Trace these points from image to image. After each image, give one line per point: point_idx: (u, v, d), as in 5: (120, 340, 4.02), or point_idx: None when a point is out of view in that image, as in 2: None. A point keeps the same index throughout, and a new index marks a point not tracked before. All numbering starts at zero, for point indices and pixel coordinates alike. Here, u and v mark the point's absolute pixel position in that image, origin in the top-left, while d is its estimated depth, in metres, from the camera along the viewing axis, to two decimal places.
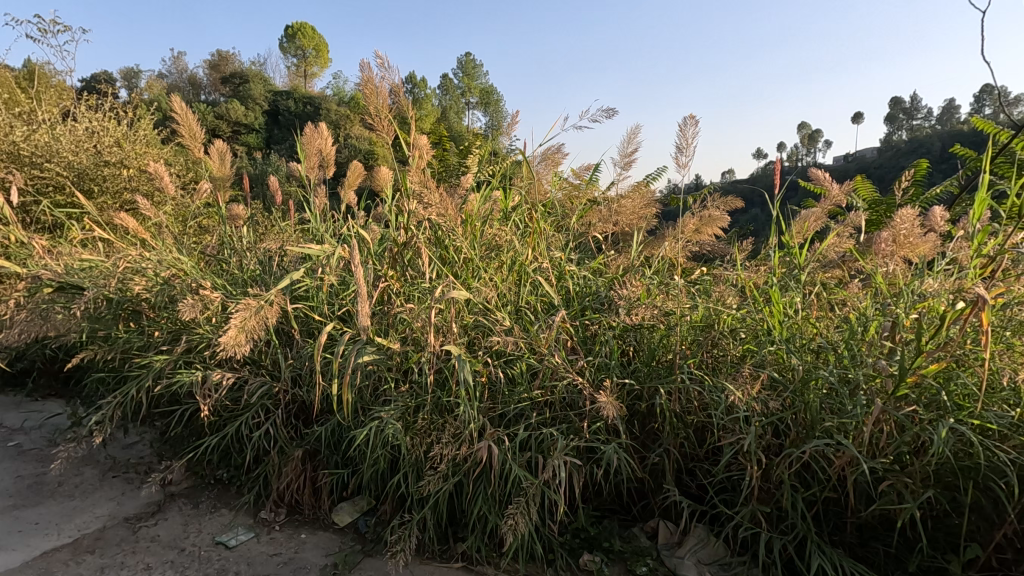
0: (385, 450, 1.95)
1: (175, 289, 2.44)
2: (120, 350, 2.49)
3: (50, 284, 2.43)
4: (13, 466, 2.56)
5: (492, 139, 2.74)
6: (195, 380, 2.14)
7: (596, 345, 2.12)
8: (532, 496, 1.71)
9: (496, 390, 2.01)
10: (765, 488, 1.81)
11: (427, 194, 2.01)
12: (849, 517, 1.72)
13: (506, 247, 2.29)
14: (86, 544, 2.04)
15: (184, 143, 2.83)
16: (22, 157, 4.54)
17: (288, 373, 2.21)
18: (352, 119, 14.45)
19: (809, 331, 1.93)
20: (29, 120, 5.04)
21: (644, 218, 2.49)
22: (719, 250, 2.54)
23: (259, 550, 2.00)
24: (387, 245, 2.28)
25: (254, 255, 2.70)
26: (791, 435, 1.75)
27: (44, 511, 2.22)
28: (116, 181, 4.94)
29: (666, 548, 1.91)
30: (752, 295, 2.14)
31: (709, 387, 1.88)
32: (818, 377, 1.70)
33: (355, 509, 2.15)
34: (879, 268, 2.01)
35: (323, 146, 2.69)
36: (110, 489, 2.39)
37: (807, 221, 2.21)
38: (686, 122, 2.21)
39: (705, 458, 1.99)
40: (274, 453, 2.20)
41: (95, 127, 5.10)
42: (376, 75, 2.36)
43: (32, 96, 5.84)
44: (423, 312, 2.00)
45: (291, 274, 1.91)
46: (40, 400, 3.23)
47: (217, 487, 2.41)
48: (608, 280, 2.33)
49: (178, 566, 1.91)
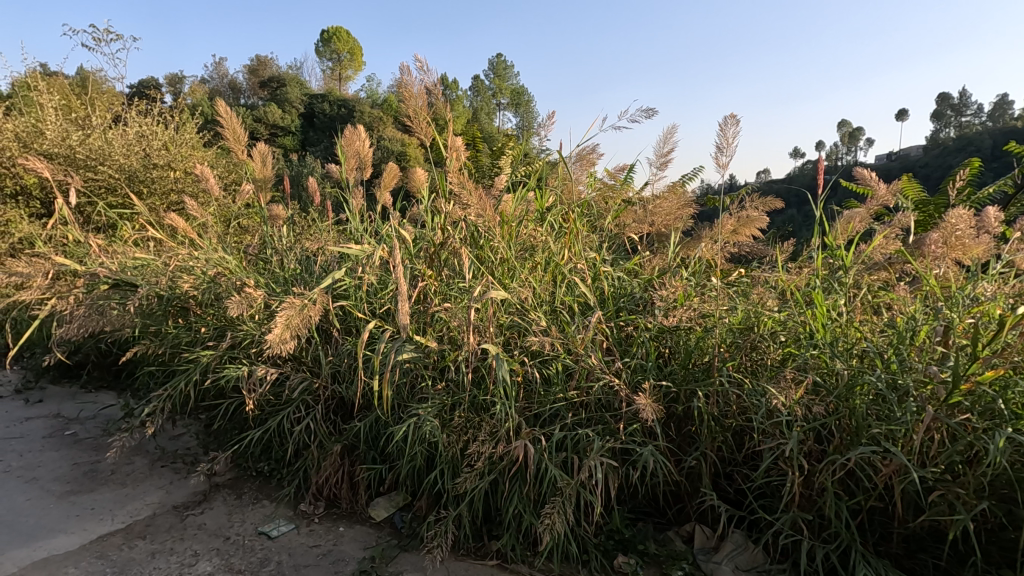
0: (423, 447, 1.98)
1: (221, 287, 2.54)
2: (169, 345, 2.60)
3: (106, 281, 2.55)
4: (70, 453, 2.70)
5: (524, 139, 2.74)
6: (241, 375, 2.22)
7: (631, 346, 2.11)
8: (568, 496, 1.71)
9: (532, 390, 2.02)
10: (807, 495, 1.77)
11: (465, 194, 2.04)
12: (896, 528, 1.67)
13: (541, 248, 2.33)
14: (138, 530, 2.14)
15: (228, 146, 2.93)
16: (78, 161, 4.79)
17: (329, 370, 2.28)
18: (385, 121, 14.71)
19: (853, 335, 1.88)
20: (84, 125, 5.30)
21: (680, 219, 2.47)
22: (759, 251, 2.48)
23: (300, 542, 2.06)
24: (424, 245, 2.32)
25: (294, 255, 2.79)
26: (834, 441, 1.71)
27: (99, 498, 2.34)
28: (164, 182, 5.16)
29: (702, 553, 1.88)
30: (793, 298, 2.10)
31: (748, 391, 1.85)
32: (865, 383, 1.66)
33: (391, 504, 2.18)
34: (929, 270, 1.95)
35: (361, 147, 2.75)
36: (159, 477, 2.50)
37: (851, 221, 2.16)
38: (726, 122, 2.16)
39: (743, 463, 1.96)
40: (314, 447, 2.26)
41: (144, 130, 5.33)
42: (415, 78, 2.41)
43: (87, 102, 6.14)
44: (460, 311, 2.04)
45: (333, 274, 1.96)
46: (93, 392, 3.39)
47: (259, 479, 2.48)
48: (645, 281, 2.30)
49: (223, 554, 1.98)
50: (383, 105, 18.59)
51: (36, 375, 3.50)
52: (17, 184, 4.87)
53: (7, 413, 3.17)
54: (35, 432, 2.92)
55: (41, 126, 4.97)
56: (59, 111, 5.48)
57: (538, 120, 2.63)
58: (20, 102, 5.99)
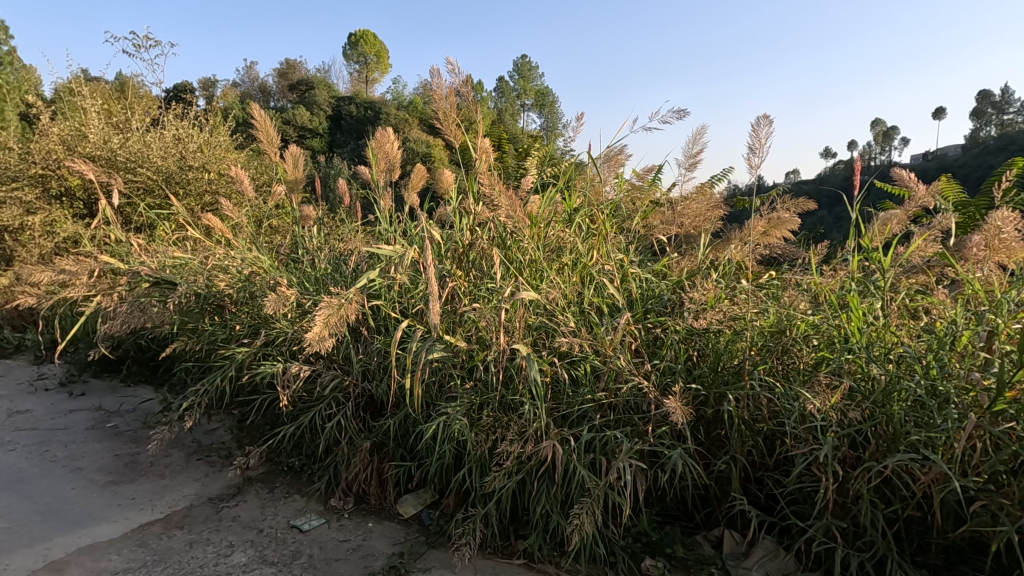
0: (451, 445, 2.01)
1: (256, 286, 2.61)
2: (207, 341, 2.69)
3: (147, 279, 2.65)
4: (112, 445, 2.80)
5: (552, 140, 2.76)
6: (276, 371, 2.28)
7: (661, 348, 2.10)
8: (597, 497, 1.72)
9: (560, 390, 2.03)
10: (842, 502, 1.74)
11: (495, 195, 2.05)
12: (935, 538, 1.63)
13: (568, 249, 2.34)
14: (176, 520, 2.21)
15: (262, 149, 3.01)
16: (119, 163, 4.97)
17: (359, 368, 2.33)
18: (412, 122, 14.89)
19: (890, 340, 1.84)
20: (123, 128, 5.48)
21: (709, 220, 2.43)
22: (791, 253, 2.44)
23: (330, 536, 2.10)
24: (453, 245, 2.35)
25: (325, 256, 2.84)
26: (870, 448, 1.68)
27: (139, 488, 2.42)
28: (199, 184, 5.31)
29: (732, 559, 1.86)
30: (827, 301, 2.06)
31: (781, 394, 1.83)
32: (902, 389, 1.63)
33: (419, 501, 2.22)
34: (971, 274, 1.90)
35: (390, 149, 2.78)
36: (195, 470, 2.58)
37: (888, 223, 2.11)
38: (759, 122, 2.13)
39: (775, 468, 1.93)
40: (345, 443, 2.30)
41: (181, 133, 5.49)
42: (445, 80, 2.44)
43: (127, 106, 6.37)
44: (490, 311, 2.06)
45: (368, 274, 2.01)
46: (132, 386, 3.52)
47: (290, 474, 2.53)
48: (673, 283, 2.25)
49: (257, 546, 2.04)
50: (409, 107, 18.83)
51: (79, 369, 3.64)
52: (62, 185, 5.08)
53: (52, 405, 3.30)
54: (79, 424, 3.03)
55: (83, 129, 5.16)
56: (102, 114, 5.70)
57: (567, 121, 2.63)
58: (64, 106, 6.22)
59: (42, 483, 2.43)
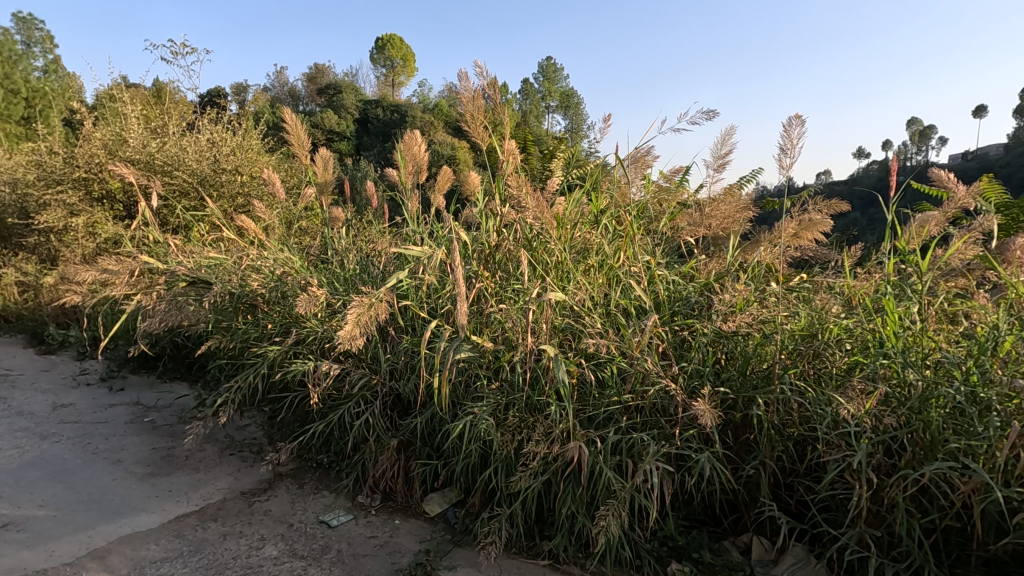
0: (478, 444, 2.03)
1: (288, 286, 2.67)
2: (239, 339, 2.75)
3: (184, 279, 2.78)
4: (149, 439, 2.90)
5: (578, 142, 2.76)
6: (307, 369, 2.33)
7: (688, 351, 2.08)
8: (623, 499, 1.71)
9: (586, 391, 2.03)
10: (876, 510, 1.70)
11: (523, 197, 2.06)
12: (976, 550, 1.59)
13: (595, 250, 2.33)
14: (210, 512, 2.27)
15: (293, 151, 3.07)
16: (156, 166, 5.13)
17: (387, 367, 2.36)
18: (437, 125, 15.04)
19: (927, 345, 1.80)
20: (160, 133, 5.65)
21: (738, 222, 2.39)
22: (822, 256, 2.38)
23: (358, 532, 2.14)
24: (480, 247, 2.37)
25: (354, 256, 2.88)
26: (906, 455, 1.64)
27: (175, 481, 2.50)
28: (232, 187, 5.46)
29: (761, 566, 1.83)
30: (862, 305, 2.02)
31: (812, 400, 1.80)
32: (941, 395, 1.60)
33: (445, 500, 2.24)
34: (1014, 278, 1.84)
35: (418, 152, 2.78)
36: (228, 465, 2.66)
37: (926, 225, 2.05)
38: (791, 122, 2.09)
39: (805, 474, 1.90)
40: (372, 441, 2.34)
41: (215, 137, 5.64)
42: (474, 83, 2.47)
43: (164, 111, 6.58)
44: (516, 312, 2.07)
45: (398, 274, 2.04)
46: (168, 382, 3.63)
47: (319, 470, 2.58)
48: (701, 285, 2.22)
49: (287, 540, 2.09)
50: (434, 110, 19.01)
51: (118, 364, 3.78)
52: (104, 188, 5.28)
53: (94, 399, 3.44)
54: (118, 418, 3.15)
55: (124, 134, 5.34)
56: (141, 119, 5.89)
57: (592, 123, 2.61)
58: (105, 112, 6.45)
59: (84, 474, 2.53)
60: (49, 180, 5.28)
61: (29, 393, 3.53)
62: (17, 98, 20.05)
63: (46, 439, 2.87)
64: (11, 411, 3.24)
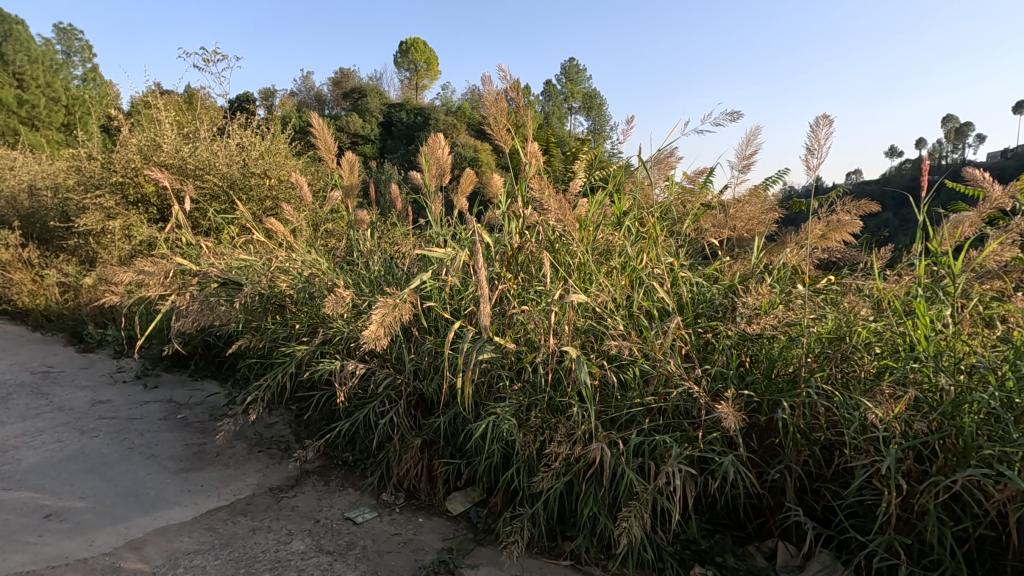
0: (500, 444, 2.05)
1: (315, 287, 2.73)
2: (269, 339, 2.83)
3: (216, 280, 2.86)
4: (182, 435, 2.99)
5: (600, 143, 2.77)
6: (334, 368, 2.39)
7: (712, 353, 2.06)
8: (645, 501, 1.71)
9: (609, 393, 2.04)
10: (905, 518, 1.67)
11: (545, 199, 2.07)
12: (1011, 560, 1.55)
13: (618, 252, 2.33)
14: (240, 507, 2.34)
15: (321, 155, 3.12)
16: (188, 170, 5.29)
17: (411, 367, 2.40)
18: (461, 127, 15.13)
19: (961, 349, 1.76)
20: (192, 137, 5.81)
21: (763, 223, 2.36)
22: (851, 258, 2.31)
23: (383, 529, 2.18)
24: (502, 248, 2.40)
25: (379, 258, 2.94)
26: (938, 461, 1.61)
27: (207, 476, 2.58)
28: (261, 190, 5.58)
29: (786, 571, 1.81)
30: (891, 307, 1.98)
31: (839, 404, 1.77)
32: (974, 400, 1.56)
33: (468, 499, 2.27)
34: None
35: (441, 155, 2.79)
36: (257, 461, 2.73)
37: (959, 226, 2.00)
38: (818, 122, 2.06)
39: (832, 479, 1.87)
40: (397, 439, 2.38)
41: (245, 141, 5.78)
42: (497, 87, 2.50)
43: (197, 116, 6.75)
44: (538, 314, 2.10)
45: (421, 275, 2.06)
46: (199, 380, 3.74)
47: (344, 468, 2.63)
48: (725, 287, 2.20)
49: (314, 535, 2.14)
50: (457, 112, 19.13)
51: (152, 362, 3.90)
52: (139, 192, 5.45)
53: (130, 396, 3.56)
54: (153, 415, 3.25)
55: (158, 139, 5.50)
56: (175, 125, 6.07)
57: (616, 124, 2.61)
58: (140, 118, 6.65)
59: (121, 468, 2.63)
60: (88, 184, 5.48)
61: (69, 390, 3.67)
62: (57, 105, 20.81)
63: (85, 434, 2.99)
64: (54, 406, 3.38)
